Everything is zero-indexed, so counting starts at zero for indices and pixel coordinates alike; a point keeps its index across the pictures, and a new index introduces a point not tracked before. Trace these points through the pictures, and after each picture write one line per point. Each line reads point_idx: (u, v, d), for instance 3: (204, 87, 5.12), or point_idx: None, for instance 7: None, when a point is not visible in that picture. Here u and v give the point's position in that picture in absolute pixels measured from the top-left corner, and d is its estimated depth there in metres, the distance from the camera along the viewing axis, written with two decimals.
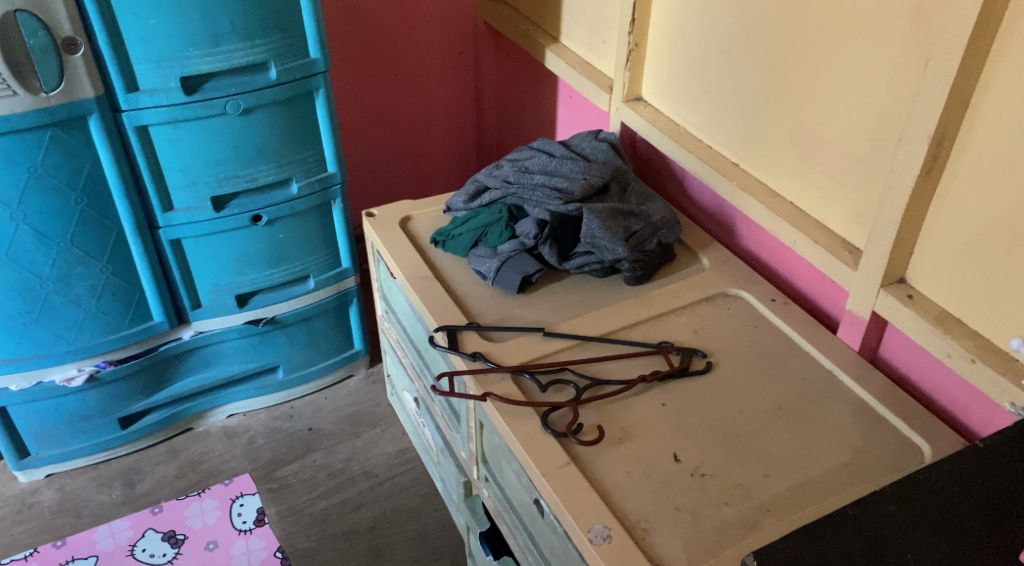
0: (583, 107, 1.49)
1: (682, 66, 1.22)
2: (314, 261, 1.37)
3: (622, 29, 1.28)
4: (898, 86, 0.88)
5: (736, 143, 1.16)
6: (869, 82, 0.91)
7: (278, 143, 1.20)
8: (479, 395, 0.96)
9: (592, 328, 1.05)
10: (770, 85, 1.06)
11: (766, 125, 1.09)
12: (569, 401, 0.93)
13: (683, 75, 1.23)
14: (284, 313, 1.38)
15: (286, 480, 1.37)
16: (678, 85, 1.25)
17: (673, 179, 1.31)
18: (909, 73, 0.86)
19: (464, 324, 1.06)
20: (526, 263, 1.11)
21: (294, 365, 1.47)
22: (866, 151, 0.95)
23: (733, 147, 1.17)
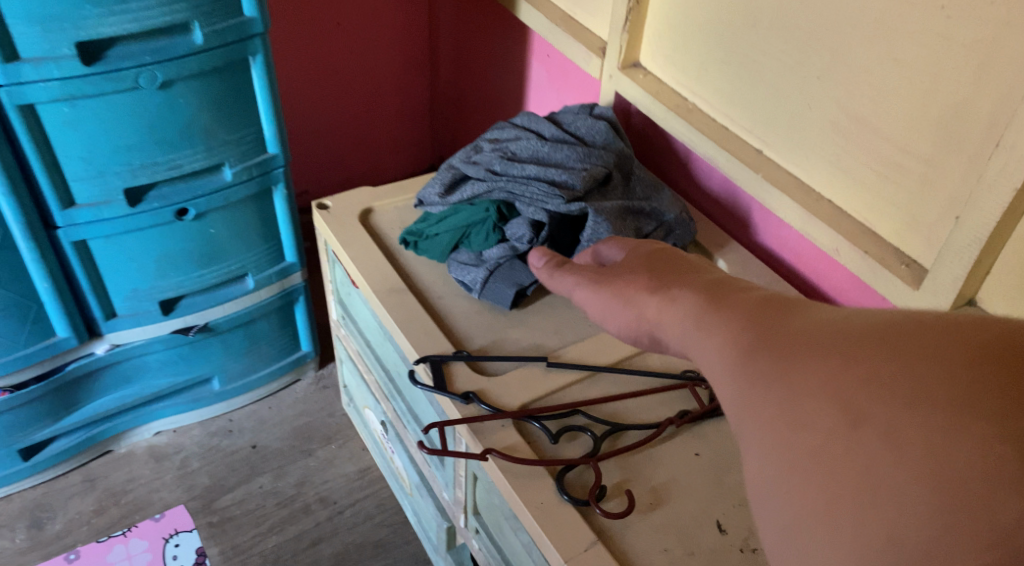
0: (563, 68, 1.29)
1: (690, 32, 1.04)
2: (252, 257, 1.15)
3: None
4: (994, 76, 0.72)
5: (758, 126, 0.99)
6: (955, 64, 0.75)
7: (206, 122, 0.97)
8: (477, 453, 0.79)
9: (602, 355, 0.89)
10: (812, 58, 0.89)
11: (802, 106, 0.92)
12: (586, 459, 0.77)
13: (692, 41, 1.04)
14: (218, 318, 1.17)
15: (228, 512, 1.18)
16: (687, 53, 1.06)
17: (676, 161, 1.13)
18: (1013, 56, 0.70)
19: (450, 352, 0.88)
20: (519, 273, 0.94)
21: (232, 374, 1.26)
22: (940, 146, 0.79)
23: (754, 131, 1.00)
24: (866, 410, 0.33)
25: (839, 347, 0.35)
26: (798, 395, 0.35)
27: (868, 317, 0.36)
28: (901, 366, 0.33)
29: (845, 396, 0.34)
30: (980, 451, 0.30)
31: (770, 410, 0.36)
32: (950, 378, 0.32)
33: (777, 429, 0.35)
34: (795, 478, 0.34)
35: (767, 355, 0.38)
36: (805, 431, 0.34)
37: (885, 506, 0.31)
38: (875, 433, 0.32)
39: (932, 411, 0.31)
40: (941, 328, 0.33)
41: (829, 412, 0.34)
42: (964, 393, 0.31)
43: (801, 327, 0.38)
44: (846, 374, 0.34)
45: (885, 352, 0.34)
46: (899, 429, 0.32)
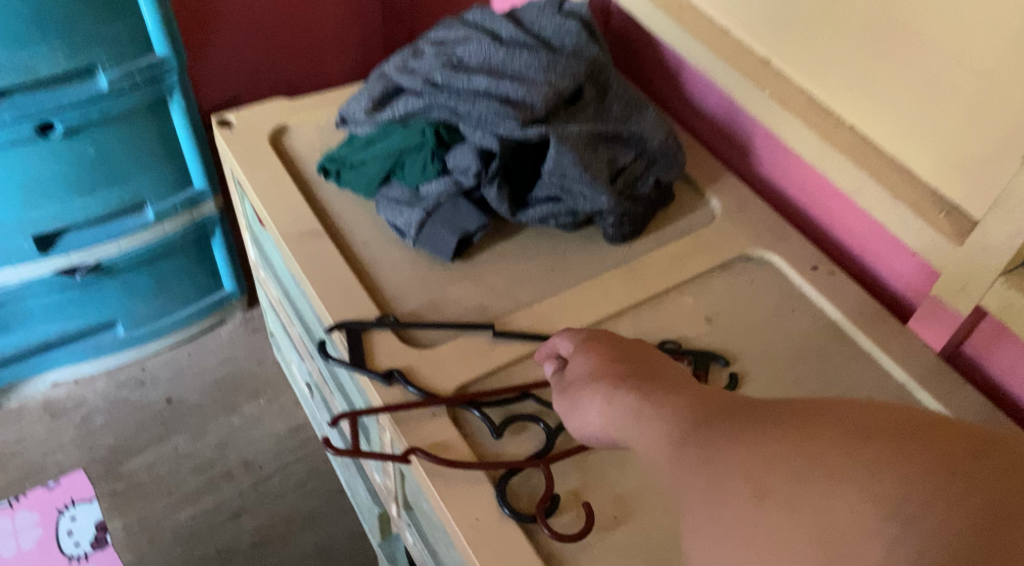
0: None
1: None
2: (150, 183, 0.95)
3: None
4: None
5: (764, 28, 0.78)
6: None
7: (62, 13, 0.75)
8: (401, 455, 0.63)
9: (561, 321, 0.73)
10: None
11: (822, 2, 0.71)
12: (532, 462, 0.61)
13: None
14: (112, 256, 0.98)
15: (135, 479, 1.02)
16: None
17: (663, 72, 0.93)
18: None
19: (373, 317, 0.71)
20: (463, 216, 0.75)
21: (139, 319, 1.08)
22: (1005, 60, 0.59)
23: (759, 35, 0.79)
24: (770, 485, 0.37)
25: (766, 434, 0.40)
26: (722, 476, 0.39)
27: (802, 409, 0.40)
28: (811, 450, 0.37)
29: (754, 474, 0.38)
30: (855, 511, 0.34)
31: (698, 487, 0.40)
32: (846, 458, 0.36)
33: (696, 500, 0.40)
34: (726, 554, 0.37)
35: (702, 442, 0.42)
36: (721, 503, 0.38)
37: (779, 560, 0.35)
38: (776, 502, 0.36)
39: (817, 475, 0.36)
40: (861, 421, 0.38)
41: (742, 487, 0.38)
42: (857, 469, 0.35)
43: (745, 418, 0.42)
44: (764, 453, 0.39)
45: (798, 438, 0.38)
46: (795, 499, 0.36)
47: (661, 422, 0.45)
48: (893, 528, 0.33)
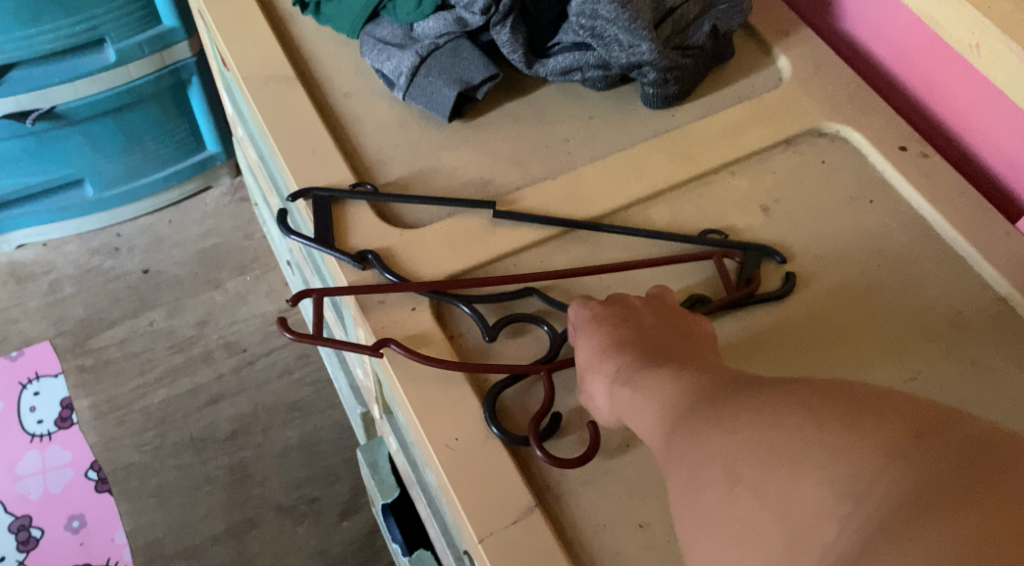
0: None
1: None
2: (107, 15, 0.80)
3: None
4: None
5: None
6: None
7: None
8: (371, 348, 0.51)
9: (578, 201, 0.59)
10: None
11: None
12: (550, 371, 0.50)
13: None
14: (69, 102, 0.84)
15: (106, 355, 0.93)
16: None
17: None
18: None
19: (347, 186, 0.59)
20: (466, 64, 0.60)
21: (110, 178, 0.96)
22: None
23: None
24: (737, 469, 0.30)
25: (731, 408, 0.32)
26: (690, 460, 0.32)
27: (772, 382, 0.33)
28: (767, 427, 0.30)
29: (726, 460, 0.31)
30: (815, 492, 0.27)
31: (683, 473, 0.33)
32: (805, 432, 0.29)
33: (681, 490, 0.33)
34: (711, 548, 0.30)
35: (681, 420, 0.34)
36: (700, 492, 0.31)
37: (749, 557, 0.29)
38: (738, 489, 0.30)
39: (779, 456, 0.29)
40: (820, 390, 0.31)
41: (714, 478, 0.31)
42: (818, 447, 0.28)
43: (720, 390, 0.34)
44: (749, 432, 0.31)
45: (759, 414, 0.31)
46: (758, 480, 0.29)
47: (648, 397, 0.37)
48: (854, 511, 0.26)
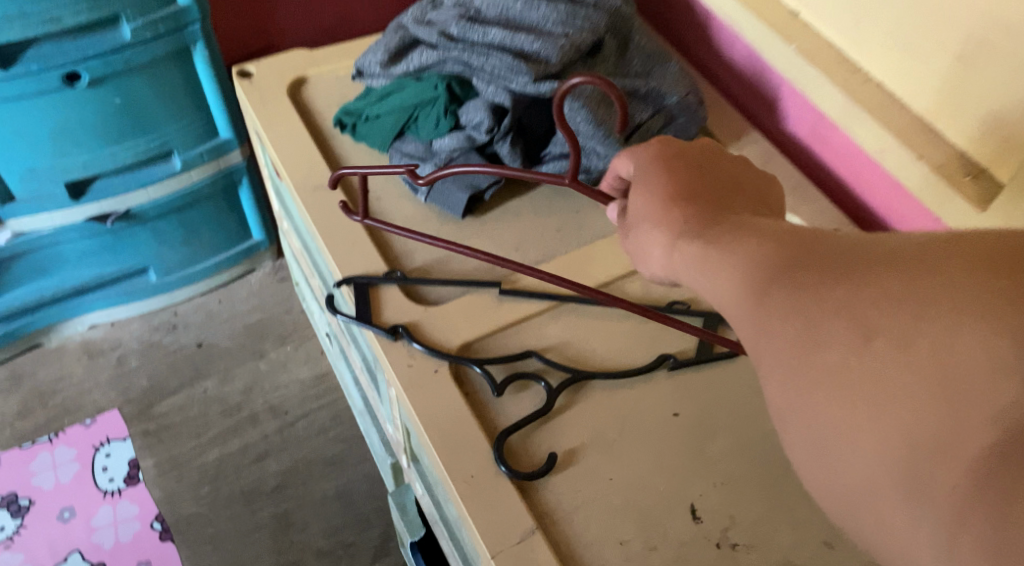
0: None
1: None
2: (177, 132, 0.97)
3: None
4: None
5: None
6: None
7: None
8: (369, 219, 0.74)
9: (569, 280, 0.73)
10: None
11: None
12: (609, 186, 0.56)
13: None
14: (141, 204, 1.00)
15: (166, 420, 1.06)
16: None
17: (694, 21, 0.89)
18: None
19: (381, 273, 0.73)
20: (475, 172, 0.75)
21: (171, 266, 1.11)
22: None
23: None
24: (879, 324, 0.32)
25: (855, 268, 0.34)
26: (816, 318, 0.34)
27: (881, 243, 0.35)
28: (912, 284, 0.32)
29: (859, 314, 0.33)
30: (987, 349, 0.30)
31: (790, 333, 0.35)
32: (956, 289, 0.31)
33: (790, 350, 0.35)
34: (824, 410, 0.33)
35: (780, 282, 0.36)
36: (819, 350, 0.34)
37: (895, 415, 0.31)
38: (890, 345, 0.32)
39: (936, 320, 0.31)
40: (941, 245, 0.33)
41: (843, 330, 0.33)
42: (976, 305, 0.31)
43: (820, 249, 0.36)
44: (866, 297, 0.33)
45: (896, 273, 0.33)
46: (912, 336, 0.31)
47: (727, 263, 0.39)
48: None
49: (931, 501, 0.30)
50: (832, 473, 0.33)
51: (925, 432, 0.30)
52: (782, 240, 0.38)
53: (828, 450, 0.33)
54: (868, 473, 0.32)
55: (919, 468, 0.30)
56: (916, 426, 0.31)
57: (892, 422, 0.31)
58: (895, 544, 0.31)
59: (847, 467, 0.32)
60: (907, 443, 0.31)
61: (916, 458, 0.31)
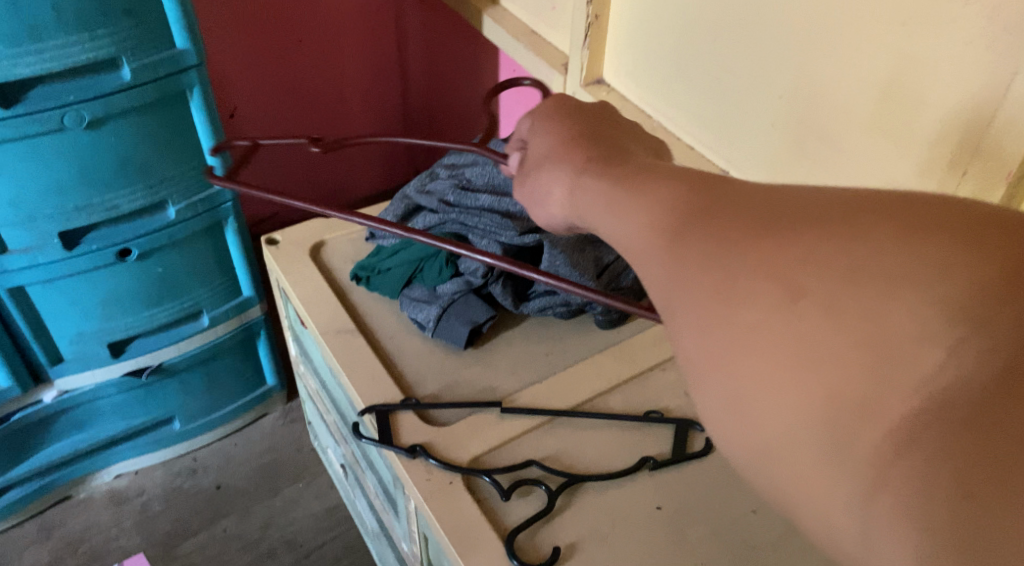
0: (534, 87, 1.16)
1: (636, 16, 0.94)
2: (207, 293, 1.11)
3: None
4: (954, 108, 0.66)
5: (707, 131, 0.90)
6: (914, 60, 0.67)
7: (145, 161, 0.92)
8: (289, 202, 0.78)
9: (558, 397, 0.85)
10: (779, 49, 0.78)
11: (755, 93, 0.83)
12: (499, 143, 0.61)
13: (638, 22, 0.94)
14: (172, 359, 1.12)
15: (189, 559, 1.13)
16: (635, 48, 0.97)
17: None
18: (998, 40, 0.61)
19: (398, 401, 0.85)
20: (474, 310, 0.89)
21: (193, 413, 1.23)
22: (897, 137, 0.71)
23: (699, 135, 0.91)
24: (805, 284, 0.33)
25: (767, 218, 0.35)
26: (737, 274, 0.34)
27: (806, 201, 0.35)
28: (833, 241, 0.33)
29: (781, 271, 0.33)
30: (916, 315, 0.31)
31: (707, 284, 0.35)
32: (880, 253, 0.32)
33: (710, 302, 0.35)
34: (744, 360, 0.34)
35: (699, 227, 0.36)
36: (742, 307, 0.34)
37: (821, 370, 0.32)
38: (816, 307, 0.32)
39: (867, 285, 0.31)
40: (860, 204, 0.34)
41: (768, 288, 0.33)
42: (901, 269, 0.31)
43: (733, 197, 0.37)
44: (793, 254, 0.33)
45: (823, 229, 0.33)
46: (839, 299, 0.32)
47: (631, 207, 0.41)
48: (957, 331, 0.30)
49: (853, 461, 0.31)
50: (747, 424, 0.34)
51: (849, 391, 0.31)
52: (692, 187, 0.39)
53: (742, 397, 0.34)
54: (785, 424, 0.32)
55: (843, 427, 0.31)
56: (837, 379, 0.31)
57: (816, 375, 0.32)
58: (807, 496, 0.32)
59: (762, 421, 0.33)
60: (830, 400, 0.31)
61: (840, 414, 0.31)
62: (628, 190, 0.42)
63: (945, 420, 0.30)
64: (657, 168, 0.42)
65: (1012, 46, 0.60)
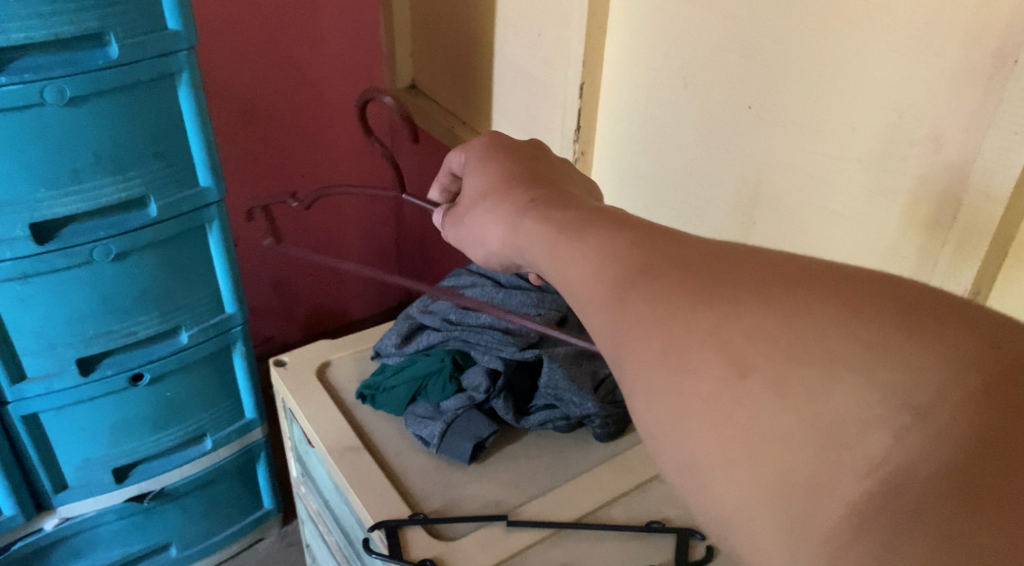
0: None
1: (624, 146, 1.04)
2: (211, 417, 1.13)
3: (568, 104, 1.06)
4: (910, 231, 0.75)
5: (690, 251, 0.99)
6: (872, 191, 0.77)
7: (162, 290, 0.98)
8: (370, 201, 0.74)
9: (563, 509, 0.88)
10: (752, 179, 0.88)
11: (727, 217, 0.92)
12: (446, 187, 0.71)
13: (628, 149, 1.04)
14: (174, 483, 1.13)
15: None
16: (622, 175, 1.06)
17: None
18: (939, 175, 0.71)
19: (406, 516, 0.86)
20: (476, 425, 0.93)
21: (189, 539, 1.23)
22: (855, 259, 0.80)
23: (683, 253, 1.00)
24: (753, 361, 0.35)
25: (710, 285, 0.37)
26: (685, 343, 0.37)
27: (741, 272, 0.38)
28: (779, 317, 0.36)
29: (727, 344, 0.36)
30: (859, 399, 0.34)
31: (654, 347, 0.38)
32: (825, 335, 0.35)
33: (662, 369, 0.37)
34: (695, 431, 0.36)
35: (638, 289, 0.39)
36: (690, 378, 0.36)
37: (772, 448, 0.34)
38: (764, 383, 0.35)
39: (813, 366, 0.34)
40: (802, 279, 0.37)
41: (716, 362, 0.36)
42: (843, 352, 0.34)
43: (676, 255, 0.40)
44: (732, 328, 0.36)
45: (764, 305, 0.36)
46: (785, 377, 0.35)
47: (580, 251, 0.43)
48: (902, 418, 0.33)
49: (807, 538, 0.33)
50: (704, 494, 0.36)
51: (800, 470, 0.34)
52: (639, 243, 0.41)
53: (696, 465, 0.36)
54: (739, 497, 0.35)
55: (799, 506, 0.34)
56: (788, 455, 0.34)
57: (762, 451, 0.34)
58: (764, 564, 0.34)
59: (715, 492, 0.35)
60: (781, 477, 0.34)
61: (795, 492, 0.34)
62: (578, 240, 0.44)
63: (894, 506, 0.33)
64: (600, 223, 0.46)
65: (953, 180, 0.70)
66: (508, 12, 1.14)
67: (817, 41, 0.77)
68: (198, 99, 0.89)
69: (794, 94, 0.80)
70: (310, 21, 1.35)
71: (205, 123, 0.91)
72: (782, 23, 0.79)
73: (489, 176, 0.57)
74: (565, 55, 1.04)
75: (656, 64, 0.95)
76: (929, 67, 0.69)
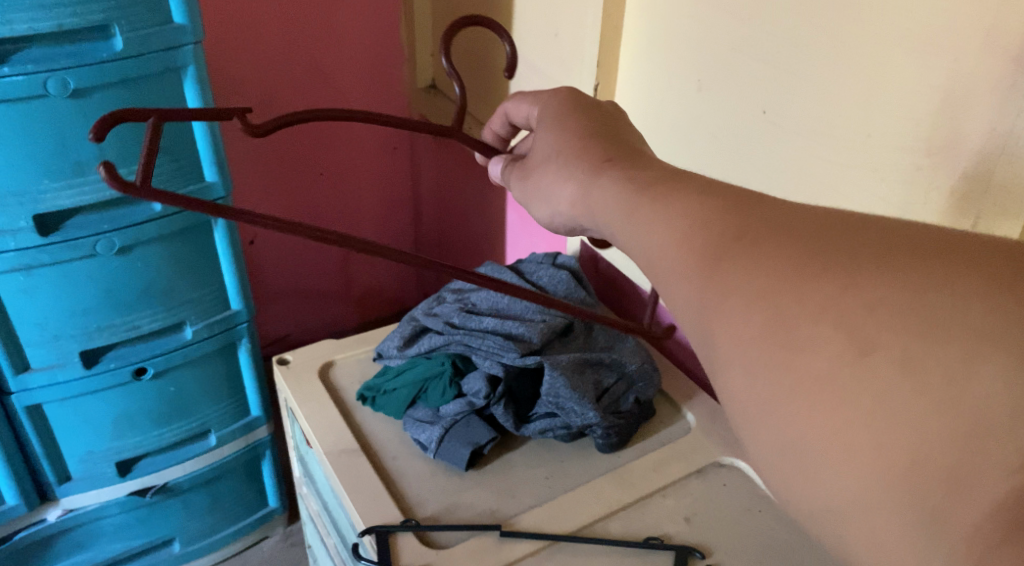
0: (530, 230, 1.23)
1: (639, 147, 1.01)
2: (215, 413, 1.13)
3: None
4: None
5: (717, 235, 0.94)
6: (882, 201, 0.74)
7: (167, 284, 0.97)
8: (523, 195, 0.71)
9: (560, 521, 0.85)
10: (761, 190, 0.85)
11: None
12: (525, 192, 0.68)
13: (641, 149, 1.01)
14: (178, 478, 1.13)
15: None
16: None
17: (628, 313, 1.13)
18: (955, 184, 0.68)
19: (398, 522, 0.84)
20: (476, 431, 0.91)
21: (193, 536, 1.23)
22: None
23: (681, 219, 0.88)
24: (877, 339, 0.35)
25: (821, 269, 0.37)
26: (793, 321, 0.37)
27: (853, 251, 0.37)
28: (914, 289, 0.35)
29: (847, 319, 0.36)
30: (1009, 385, 0.33)
31: (755, 325, 0.38)
32: (966, 310, 0.34)
33: (773, 364, 0.37)
34: (811, 417, 0.36)
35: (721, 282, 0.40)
36: (803, 356, 0.37)
37: (901, 435, 0.34)
38: (891, 362, 0.35)
39: (952, 345, 0.34)
40: (937, 250, 0.36)
41: (836, 339, 0.36)
42: (992, 329, 0.34)
43: (772, 221, 0.40)
44: (847, 305, 0.36)
45: (889, 278, 0.36)
46: (916, 356, 0.34)
47: (651, 233, 0.44)
48: None
49: (944, 537, 0.34)
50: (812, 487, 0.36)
51: (930, 459, 0.34)
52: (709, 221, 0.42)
53: (806, 451, 0.36)
54: (860, 485, 0.35)
55: (932, 503, 0.34)
56: (920, 443, 0.34)
57: (882, 447, 0.34)
58: None
59: (837, 483, 0.35)
60: (913, 466, 0.34)
61: (926, 485, 0.34)
62: (639, 222, 0.45)
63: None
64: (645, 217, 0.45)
65: (970, 189, 0.67)
66: (526, 11, 1.12)
67: (832, 46, 0.74)
68: (204, 93, 0.89)
69: (806, 100, 0.78)
70: (332, 20, 1.36)
71: (211, 118, 0.90)
72: (792, 24, 0.77)
73: (562, 135, 0.55)
74: (579, 56, 1.02)
75: (670, 67, 0.93)
76: (945, 73, 0.65)
